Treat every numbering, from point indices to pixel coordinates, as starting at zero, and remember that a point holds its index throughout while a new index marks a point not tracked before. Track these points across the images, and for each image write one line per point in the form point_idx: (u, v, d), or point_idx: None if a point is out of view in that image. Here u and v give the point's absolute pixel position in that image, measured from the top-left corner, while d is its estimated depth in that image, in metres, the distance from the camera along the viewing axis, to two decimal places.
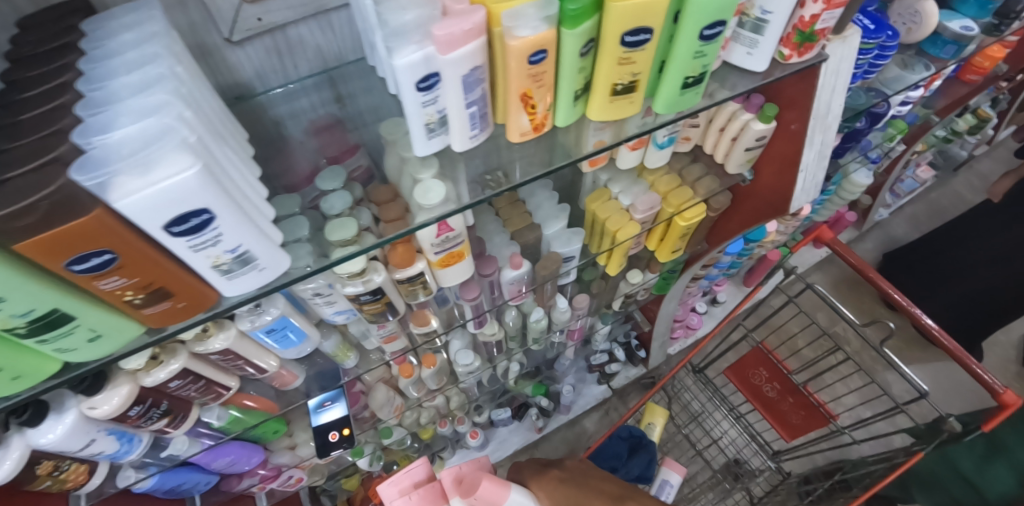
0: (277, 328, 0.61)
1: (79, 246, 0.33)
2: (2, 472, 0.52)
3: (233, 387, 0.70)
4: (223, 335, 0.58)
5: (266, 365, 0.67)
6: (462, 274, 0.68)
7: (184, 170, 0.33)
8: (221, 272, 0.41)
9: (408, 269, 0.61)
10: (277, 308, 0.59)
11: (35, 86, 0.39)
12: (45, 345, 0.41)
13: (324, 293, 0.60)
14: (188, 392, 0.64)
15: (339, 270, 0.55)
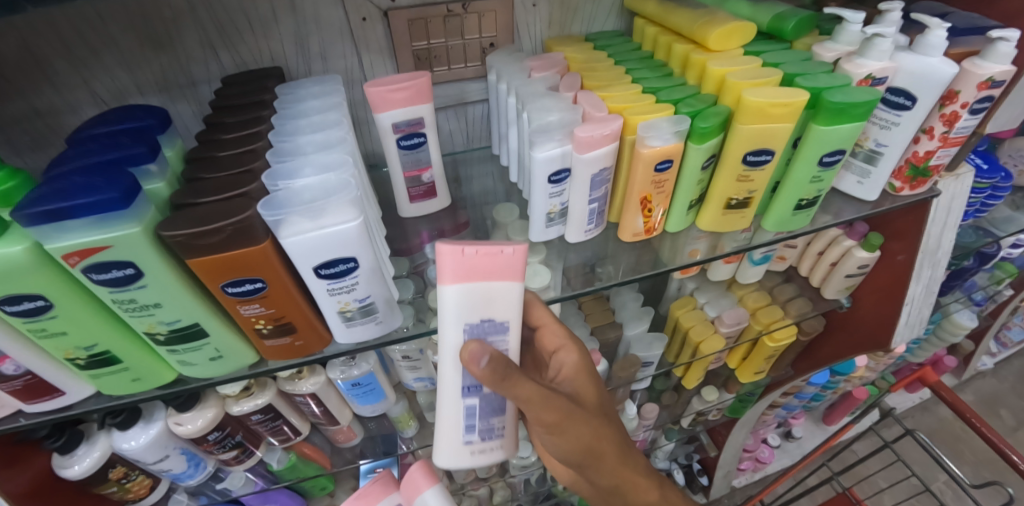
0: (363, 384, 0.60)
1: (241, 270, 0.36)
2: (80, 468, 0.52)
3: (302, 433, 0.64)
4: (313, 380, 0.57)
5: (341, 418, 0.64)
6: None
7: (348, 220, 0.37)
8: (343, 318, 0.42)
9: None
10: (367, 364, 0.58)
11: (235, 131, 0.44)
12: (174, 356, 0.41)
13: (414, 357, 0.62)
14: (266, 429, 0.60)
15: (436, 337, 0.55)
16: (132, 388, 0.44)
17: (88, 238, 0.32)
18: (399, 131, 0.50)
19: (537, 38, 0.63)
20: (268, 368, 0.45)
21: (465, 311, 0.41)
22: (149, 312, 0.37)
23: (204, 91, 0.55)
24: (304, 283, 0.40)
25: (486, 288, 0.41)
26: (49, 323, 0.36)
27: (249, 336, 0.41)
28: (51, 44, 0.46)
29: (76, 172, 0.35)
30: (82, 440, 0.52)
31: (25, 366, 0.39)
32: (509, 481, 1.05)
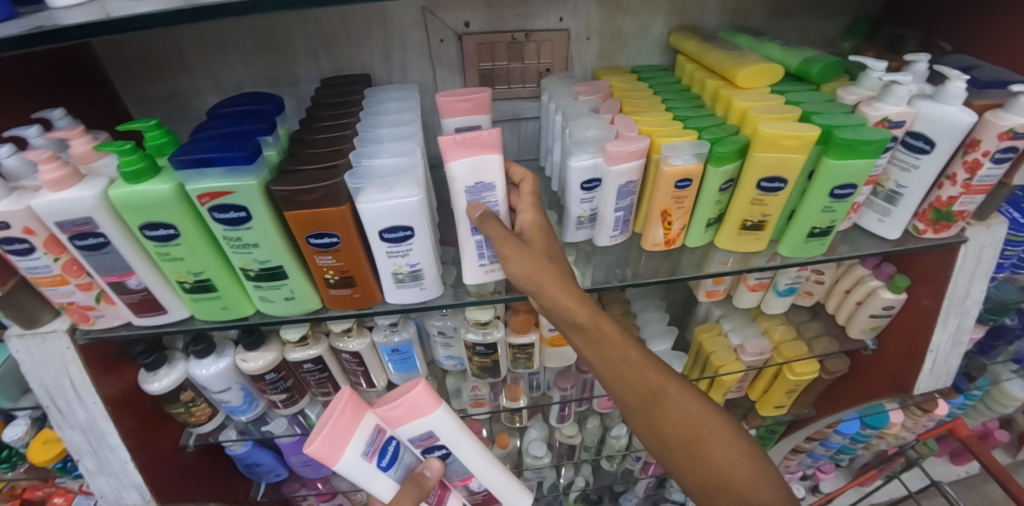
0: (401, 351, 0.64)
1: (323, 225, 0.45)
2: (159, 386, 0.60)
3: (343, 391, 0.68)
4: (359, 340, 0.62)
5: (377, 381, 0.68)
6: (564, 357, 0.72)
7: (410, 194, 0.45)
8: (395, 279, 0.50)
9: (522, 336, 0.65)
10: (407, 332, 0.63)
11: (329, 121, 0.55)
12: (259, 293, 0.51)
13: (449, 334, 0.66)
14: (314, 379, 0.65)
15: (468, 315, 0.60)
16: (220, 320, 0.53)
17: (219, 183, 0.42)
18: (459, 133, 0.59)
19: (587, 67, 0.71)
20: (327, 316, 0.54)
21: (463, 177, 0.49)
22: (248, 250, 0.47)
23: (304, 89, 0.67)
24: (368, 244, 0.49)
25: (479, 161, 0.48)
26: (175, 249, 0.47)
27: (319, 283, 0.50)
28: (195, 43, 0.60)
29: (215, 136, 0.45)
30: (165, 362, 0.60)
31: (145, 283, 0.50)
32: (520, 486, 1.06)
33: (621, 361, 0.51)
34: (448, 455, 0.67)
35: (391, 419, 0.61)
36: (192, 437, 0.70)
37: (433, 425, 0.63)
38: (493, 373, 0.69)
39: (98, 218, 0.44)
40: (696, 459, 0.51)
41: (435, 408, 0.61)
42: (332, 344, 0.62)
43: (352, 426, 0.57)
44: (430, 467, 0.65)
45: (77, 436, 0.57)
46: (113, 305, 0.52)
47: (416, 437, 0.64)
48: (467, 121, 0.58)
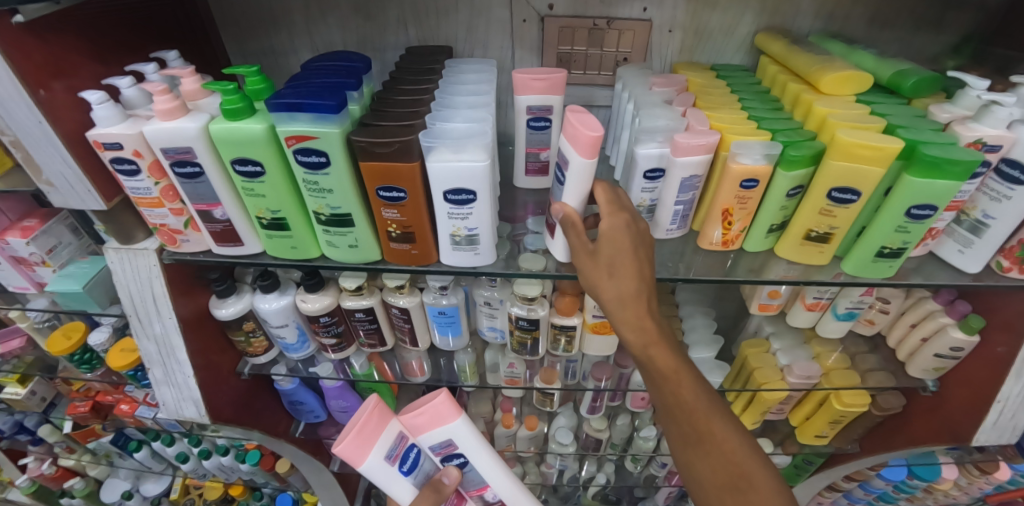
0: (448, 314, 0.64)
1: (394, 179, 0.48)
2: (228, 312, 0.64)
3: (387, 345, 0.70)
4: (409, 297, 0.63)
5: (420, 341, 0.69)
6: (607, 346, 0.70)
7: (477, 160, 0.47)
8: (452, 241, 0.52)
9: (566, 318, 0.65)
10: (455, 297, 0.63)
11: (410, 84, 0.57)
12: (326, 238, 0.54)
13: (493, 307, 0.65)
14: (363, 329, 0.67)
15: (516, 289, 0.61)
16: (288, 259, 0.57)
17: (306, 128, 0.46)
18: (531, 111, 0.60)
19: (667, 60, 0.70)
20: (384, 268, 0.57)
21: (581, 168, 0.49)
22: (323, 196, 0.50)
23: (389, 56, 0.70)
24: (431, 203, 0.51)
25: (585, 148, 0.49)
26: (259, 186, 0.51)
27: (381, 236, 0.53)
28: (298, 3, 0.64)
29: (308, 84, 0.49)
30: (234, 291, 0.64)
31: (229, 215, 0.54)
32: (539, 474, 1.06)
33: (661, 379, 0.49)
34: (464, 463, 0.76)
35: (415, 426, 0.71)
36: (246, 366, 0.74)
37: (452, 433, 0.71)
38: (531, 350, 0.68)
39: (197, 149, 0.49)
40: (714, 497, 0.49)
41: (455, 417, 0.70)
42: (384, 299, 0.64)
43: (378, 432, 0.65)
44: (449, 474, 0.73)
45: (150, 348, 0.63)
46: (199, 232, 0.57)
47: (436, 443, 0.72)
48: (540, 100, 0.59)
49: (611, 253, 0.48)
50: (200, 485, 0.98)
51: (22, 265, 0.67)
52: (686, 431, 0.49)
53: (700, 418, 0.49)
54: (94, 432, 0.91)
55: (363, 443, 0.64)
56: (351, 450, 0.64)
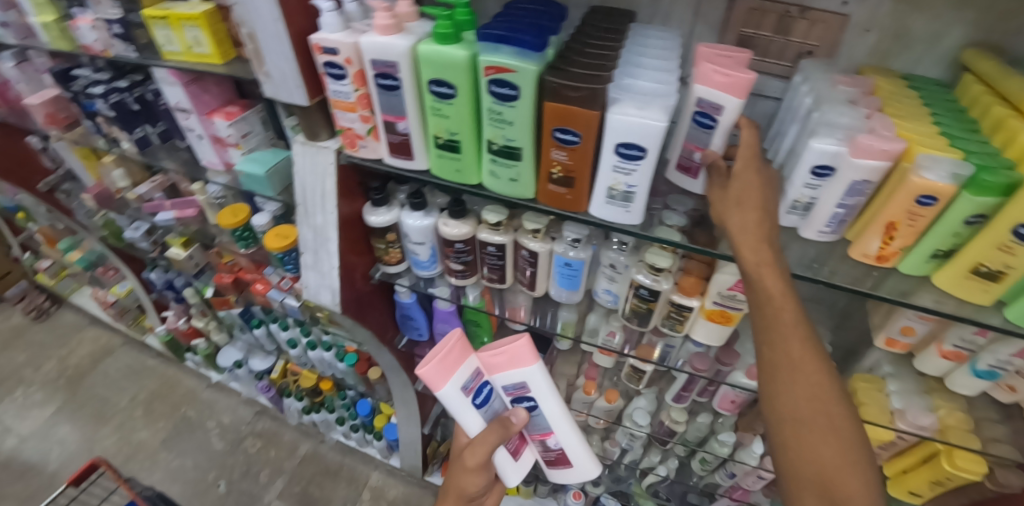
0: (573, 267, 0.69)
1: (574, 123, 0.52)
2: (378, 220, 0.71)
3: (506, 284, 0.74)
4: (542, 244, 0.68)
5: (538, 287, 0.74)
6: (721, 334, 0.72)
7: (656, 119, 0.48)
8: (608, 193, 0.57)
9: (687, 297, 0.69)
10: (584, 253, 0.68)
11: (596, 38, 0.60)
12: (491, 167, 0.59)
13: (617, 270, 0.70)
14: (490, 263, 0.72)
15: (648, 258, 0.65)
16: (449, 181, 0.63)
17: (507, 61, 0.49)
18: None
19: (855, 61, 0.67)
20: (533, 206, 0.61)
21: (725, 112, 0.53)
22: (503, 126, 0.55)
23: (571, 15, 0.73)
24: (598, 153, 0.55)
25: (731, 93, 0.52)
26: (446, 108, 0.56)
27: (543, 175, 0.58)
28: None
29: (512, 21, 0.52)
30: (385, 203, 0.71)
31: (409, 130, 0.60)
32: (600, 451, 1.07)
33: (764, 300, 0.50)
34: (533, 408, 0.79)
35: (493, 364, 0.75)
36: (379, 271, 0.80)
37: (527, 377, 0.75)
38: (640, 321, 0.73)
39: (401, 64, 0.54)
40: (789, 426, 0.49)
41: (532, 362, 0.73)
42: (517, 240, 0.69)
43: (457, 363, 0.71)
44: (517, 414, 0.78)
45: (307, 235, 0.72)
46: (377, 141, 0.64)
47: (510, 383, 0.76)
48: None
49: (738, 196, 0.53)
50: (296, 373, 1.11)
51: (219, 145, 0.79)
52: (775, 356, 0.50)
53: (792, 347, 0.49)
54: (226, 302, 1.04)
55: (441, 367, 0.70)
56: (434, 375, 0.71)
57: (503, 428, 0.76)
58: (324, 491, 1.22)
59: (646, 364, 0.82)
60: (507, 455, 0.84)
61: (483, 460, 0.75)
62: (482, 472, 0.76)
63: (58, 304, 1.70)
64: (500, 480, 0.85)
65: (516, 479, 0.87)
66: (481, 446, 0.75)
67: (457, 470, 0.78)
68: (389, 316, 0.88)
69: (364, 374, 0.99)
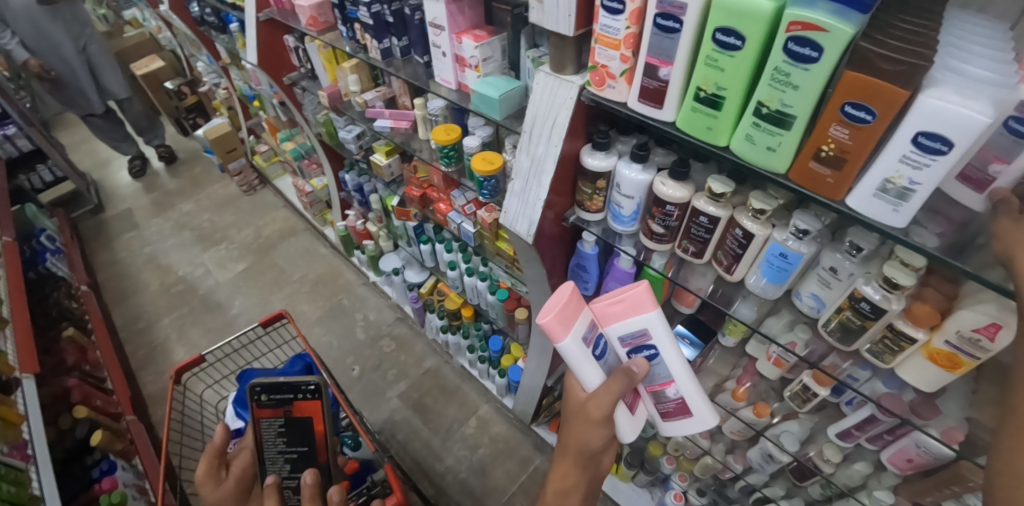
0: (787, 259, 0.66)
1: (874, 100, 0.47)
2: (596, 163, 0.72)
3: (702, 259, 0.75)
4: (761, 226, 0.66)
5: (736, 271, 0.73)
6: (938, 381, 0.64)
7: (982, 113, 0.42)
8: (880, 187, 0.52)
9: (913, 328, 0.62)
10: (805, 247, 0.64)
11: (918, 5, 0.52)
12: (749, 131, 0.58)
13: (838, 276, 0.67)
14: (695, 234, 0.72)
15: (886, 270, 0.61)
16: (694, 137, 0.63)
17: (821, 18, 0.46)
18: None
19: None
20: (782, 181, 0.59)
21: None
22: (784, 90, 0.52)
23: None
24: (887, 139, 0.50)
25: None
26: (724, 60, 0.54)
27: (808, 151, 0.55)
28: None
29: None
30: (604, 148, 0.73)
31: (668, 78, 0.60)
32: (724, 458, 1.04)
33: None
34: (655, 358, 0.74)
35: (610, 312, 0.71)
36: (573, 216, 0.83)
37: (649, 324, 0.70)
38: (841, 339, 0.70)
39: (691, 6, 0.53)
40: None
41: (653, 308, 0.69)
42: (734, 216, 0.68)
43: (575, 316, 0.67)
44: (637, 364, 0.73)
45: (524, 162, 0.77)
46: (629, 84, 0.65)
47: (632, 330, 0.72)
48: None
49: None
50: (443, 294, 1.30)
51: (458, 64, 0.84)
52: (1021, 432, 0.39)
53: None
54: (405, 214, 1.19)
55: (557, 318, 0.66)
56: (556, 326, 0.66)
57: (629, 377, 0.71)
58: (438, 405, 1.43)
59: (822, 388, 0.80)
60: (625, 412, 0.79)
61: (610, 413, 0.68)
62: (607, 426, 0.69)
63: (263, 185, 2.26)
64: (617, 438, 0.80)
65: (631, 436, 0.82)
66: (607, 398, 0.68)
67: (576, 424, 0.71)
68: (564, 261, 0.92)
69: (511, 311, 1.09)
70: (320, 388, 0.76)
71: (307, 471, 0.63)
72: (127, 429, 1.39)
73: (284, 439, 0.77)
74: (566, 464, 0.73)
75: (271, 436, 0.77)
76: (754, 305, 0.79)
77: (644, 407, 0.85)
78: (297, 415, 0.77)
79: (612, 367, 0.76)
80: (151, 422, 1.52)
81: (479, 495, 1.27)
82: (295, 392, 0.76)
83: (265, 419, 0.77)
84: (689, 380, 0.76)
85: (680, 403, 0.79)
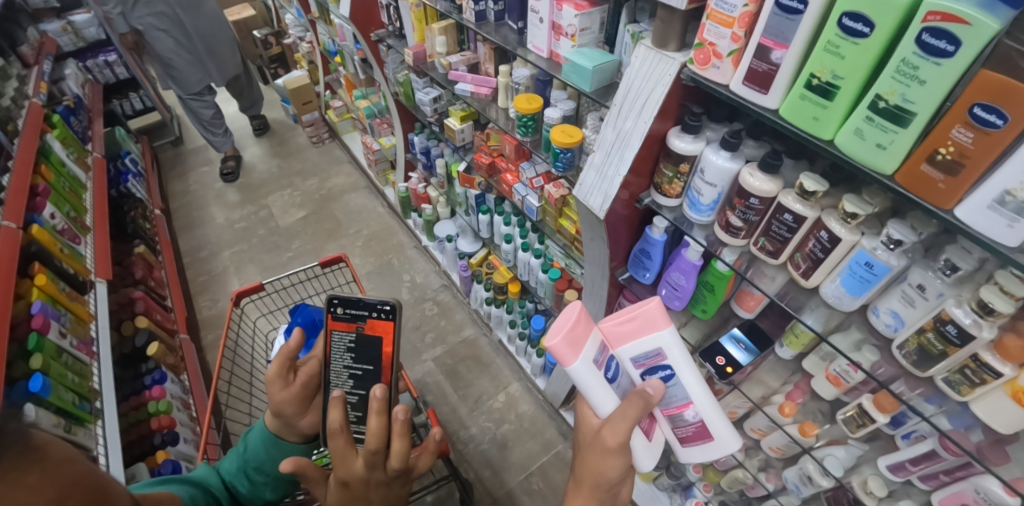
0: (871, 271, 0.64)
1: (1009, 102, 0.44)
2: (683, 146, 0.72)
3: (776, 260, 0.73)
4: (849, 232, 0.64)
5: (811, 277, 0.71)
6: (1016, 424, 0.59)
7: None
8: (997, 200, 0.49)
9: (1005, 362, 0.57)
10: (894, 260, 0.62)
11: None
12: (860, 126, 0.56)
13: (924, 295, 0.64)
14: (775, 233, 0.70)
15: (984, 296, 0.57)
16: (797, 127, 0.61)
17: (967, 9, 0.43)
18: None
19: None
20: (885, 182, 0.57)
21: None
22: (908, 84, 0.50)
23: None
24: (1015, 147, 0.46)
25: None
26: (846, 47, 0.53)
27: (923, 152, 0.52)
28: None
29: None
30: (693, 132, 0.72)
31: (779, 62, 0.58)
32: (758, 473, 1.01)
33: None
34: (671, 378, 0.73)
35: (621, 332, 0.71)
36: (647, 198, 0.83)
37: (663, 343, 0.70)
38: (917, 363, 0.67)
39: None
40: None
41: (666, 326, 0.69)
42: (821, 219, 0.66)
43: (586, 336, 0.66)
44: (653, 386, 0.69)
45: (608, 136, 0.77)
46: (734, 66, 0.63)
47: (646, 351, 0.71)
48: None
49: None
50: (492, 267, 1.33)
51: (554, 32, 0.84)
52: None
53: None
54: (469, 182, 1.23)
55: (566, 339, 0.64)
56: (564, 349, 0.64)
57: (645, 400, 0.66)
58: (470, 374, 1.46)
59: (881, 414, 0.76)
60: (642, 438, 0.77)
61: (626, 440, 0.64)
62: (623, 455, 0.65)
63: (331, 139, 2.35)
64: (634, 465, 0.77)
65: (649, 463, 0.79)
66: (622, 422, 0.64)
67: (591, 452, 0.67)
68: (626, 246, 0.92)
69: (561, 290, 1.09)
70: (395, 310, 0.77)
71: (379, 385, 0.60)
72: (180, 346, 1.49)
73: (352, 355, 0.78)
74: (582, 497, 0.67)
75: (340, 351, 0.78)
76: (822, 317, 0.76)
77: (661, 432, 0.82)
78: (367, 335, 0.78)
79: (626, 391, 0.75)
80: (203, 343, 1.62)
81: (497, 467, 1.28)
82: (370, 309, 0.78)
83: (338, 332, 0.78)
84: (708, 402, 0.74)
85: (699, 427, 0.77)
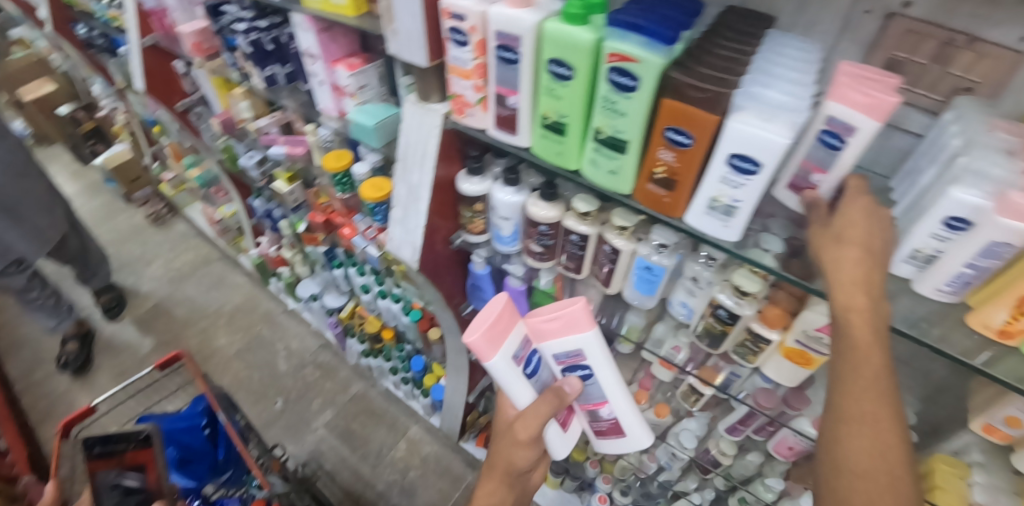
0: (652, 272, 0.69)
1: (689, 125, 0.49)
2: (473, 188, 0.74)
3: (580, 275, 0.77)
4: (626, 242, 0.68)
5: (613, 284, 0.75)
6: (796, 376, 0.68)
7: (780, 136, 0.44)
8: (709, 205, 0.55)
9: (769, 330, 0.65)
10: (667, 259, 0.67)
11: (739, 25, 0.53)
12: (593, 156, 0.60)
13: (699, 284, 0.70)
14: (573, 251, 0.74)
15: (737, 279, 0.64)
16: (550, 162, 0.65)
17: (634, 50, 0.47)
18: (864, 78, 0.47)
19: None
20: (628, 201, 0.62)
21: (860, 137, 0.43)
22: (614, 117, 0.54)
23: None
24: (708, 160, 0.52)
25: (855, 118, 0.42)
26: (561, 88, 0.56)
27: (645, 173, 0.57)
28: None
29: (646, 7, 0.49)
30: (479, 174, 0.75)
31: (517, 106, 0.61)
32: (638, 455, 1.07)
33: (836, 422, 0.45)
34: (590, 377, 0.73)
35: (545, 330, 0.68)
36: (460, 238, 0.85)
37: (585, 344, 0.68)
38: (711, 343, 0.74)
39: (525, 39, 0.54)
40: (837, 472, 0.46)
41: (590, 328, 0.66)
42: (603, 234, 0.70)
43: (507, 333, 0.65)
44: (569, 384, 0.72)
45: (402, 189, 0.78)
46: (485, 112, 0.66)
47: (569, 348, 0.69)
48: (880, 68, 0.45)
49: (838, 231, 0.45)
50: (362, 317, 1.29)
51: (336, 92, 0.83)
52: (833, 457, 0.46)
53: (866, 404, 0.43)
54: (314, 240, 1.19)
55: (485, 337, 0.64)
56: (483, 347, 0.64)
57: (559, 397, 0.69)
58: (365, 429, 1.44)
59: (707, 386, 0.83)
60: (557, 429, 0.78)
61: (538, 433, 0.67)
62: (534, 447, 0.68)
63: (173, 215, 2.19)
64: (549, 453, 0.80)
65: (563, 451, 0.82)
66: (533, 419, 0.67)
67: (502, 443, 0.70)
68: (459, 282, 0.94)
69: (425, 330, 1.12)
70: (153, 434, 0.76)
71: None
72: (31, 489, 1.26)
73: (121, 489, 0.73)
74: (492, 484, 0.70)
75: (105, 491, 0.72)
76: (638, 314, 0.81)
77: (579, 421, 0.85)
78: (129, 469, 0.74)
79: (546, 382, 0.76)
80: None
81: None
82: (125, 440, 0.75)
83: (99, 472, 0.73)
84: (623, 402, 0.76)
85: (613, 423, 0.80)
